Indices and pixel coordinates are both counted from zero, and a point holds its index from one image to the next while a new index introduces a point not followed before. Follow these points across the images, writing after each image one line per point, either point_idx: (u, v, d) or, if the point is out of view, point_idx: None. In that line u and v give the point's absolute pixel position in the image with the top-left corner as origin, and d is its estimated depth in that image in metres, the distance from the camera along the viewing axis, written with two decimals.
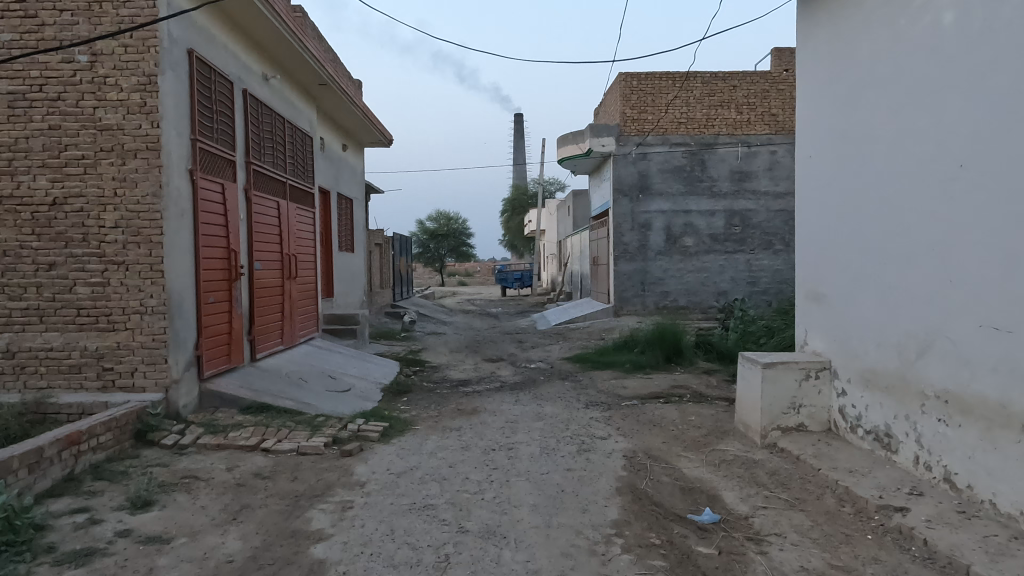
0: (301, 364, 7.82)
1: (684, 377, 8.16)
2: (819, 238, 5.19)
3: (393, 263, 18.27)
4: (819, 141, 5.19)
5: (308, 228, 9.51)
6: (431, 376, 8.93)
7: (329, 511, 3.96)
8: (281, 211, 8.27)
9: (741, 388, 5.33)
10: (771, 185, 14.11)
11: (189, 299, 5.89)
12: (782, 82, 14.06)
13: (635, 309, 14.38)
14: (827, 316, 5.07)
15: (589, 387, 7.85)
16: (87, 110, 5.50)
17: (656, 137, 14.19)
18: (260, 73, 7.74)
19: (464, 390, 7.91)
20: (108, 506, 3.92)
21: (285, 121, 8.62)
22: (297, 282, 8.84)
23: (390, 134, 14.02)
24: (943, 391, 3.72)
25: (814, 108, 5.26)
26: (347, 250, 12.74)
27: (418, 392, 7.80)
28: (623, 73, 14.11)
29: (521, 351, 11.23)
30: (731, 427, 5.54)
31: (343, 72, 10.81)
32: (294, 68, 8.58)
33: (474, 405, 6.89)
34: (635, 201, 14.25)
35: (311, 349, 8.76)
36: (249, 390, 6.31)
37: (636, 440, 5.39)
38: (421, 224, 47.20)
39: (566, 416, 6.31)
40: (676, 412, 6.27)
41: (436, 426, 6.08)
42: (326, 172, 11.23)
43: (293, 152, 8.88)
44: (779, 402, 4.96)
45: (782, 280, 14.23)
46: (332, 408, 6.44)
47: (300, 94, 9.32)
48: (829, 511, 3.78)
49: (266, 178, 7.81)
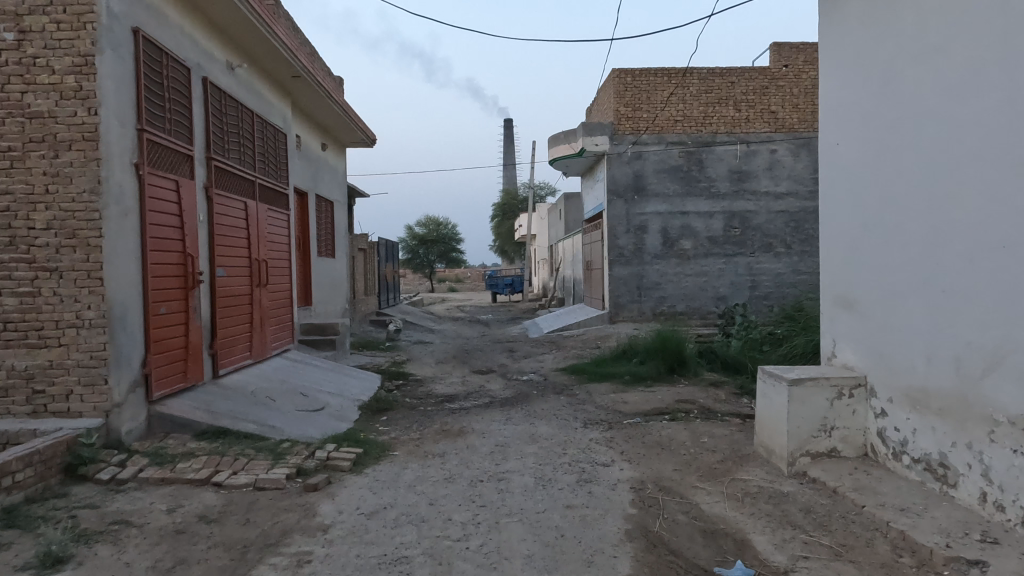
0: (271, 380, 7.12)
1: (690, 390, 7.54)
2: (849, 234, 4.57)
3: (378, 268, 17.60)
4: (848, 126, 4.58)
5: (281, 232, 8.81)
6: (415, 391, 8.23)
7: (280, 568, 3.26)
8: (249, 212, 7.58)
9: (761, 406, 4.71)
10: (772, 186, 13.52)
11: (136, 309, 5.18)
12: (781, 78, 13.47)
13: (631, 315, 13.77)
14: (860, 326, 4.45)
15: (587, 403, 7.19)
16: (14, 95, 4.81)
17: (652, 135, 13.59)
18: (225, 61, 7.06)
19: (451, 407, 7.22)
20: (11, 565, 3.22)
21: (254, 114, 7.93)
22: (268, 290, 8.14)
23: (372, 133, 13.38)
24: (1020, 417, 3.09)
25: (841, 90, 4.64)
26: (327, 255, 12.05)
27: (400, 410, 7.11)
28: (617, 69, 13.52)
29: (513, 362, 10.56)
30: (750, 451, 4.88)
31: (321, 67, 10.22)
32: (264, 57, 7.92)
33: (460, 426, 6.21)
34: (630, 203, 13.66)
35: (283, 363, 8.06)
36: (205, 411, 5.59)
37: (643, 468, 4.72)
38: (410, 230, 46.48)
39: (563, 438, 5.64)
40: (685, 432, 5.62)
41: (417, 451, 5.40)
42: (304, 173, 10.58)
43: (264, 150, 8.20)
44: (808, 424, 4.32)
45: (785, 284, 13.62)
46: (300, 432, 5.71)
47: (272, 87, 8.67)
48: (884, 562, 3.14)
49: (231, 176, 7.13)
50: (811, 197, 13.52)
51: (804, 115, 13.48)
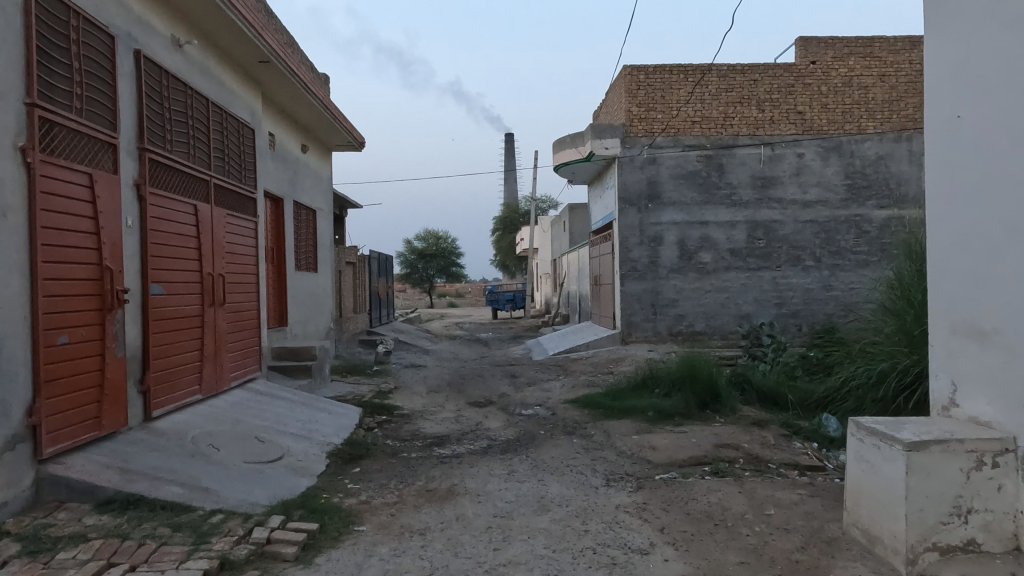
0: (223, 420, 5.86)
1: (730, 430, 6.28)
2: (980, 238, 3.34)
3: (370, 283, 16.38)
4: (978, 91, 3.37)
5: (246, 242, 7.58)
6: (399, 429, 6.96)
7: None
8: (201, 217, 6.34)
9: (856, 475, 3.46)
10: (799, 193, 12.29)
11: (20, 340, 3.90)
12: (809, 76, 12.26)
13: (645, 335, 12.52)
14: (1000, 365, 3.20)
15: (606, 448, 5.93)
16: None
17: (667, 138, 12.40)
18: (169, 35, 5.86)
19: (441, 452, 5.94)
20: None
21: (211, 102, 6.72)
22: (226, 310, 6.89)
23: (360, 137, 12.21)
24: None
25: (969, 43, 3.43)
26: (308, 269, 10.82)
27: (377, 458, 5.84)
28: (629, 65, 12.36)
29: (515, 391, 9.26)
30: (838, 534, 3.60)
31: (298, 58, 9.07)
32: (223, 35, 6.73)
33: (450, 483, 4.93)
34: (643, 212, 12.47)
35: (245, 397, 6.81)
36: (118, 471, 4.29)
37: (696, 558, 3.45)
38: (409, 244, 45.44)
39: (583, 504, 4.37)
40: (740, 495, 4.35)
41: (392, 524, 4.13)
42: (280, 176, 9.39)
43: (224, 145, 6.98)
44: (937, 506, 3.07)
45: (814, 301, 12.33)
46: (245, 496, 4.44)
47: (237, 74, 7.48)
48: None
49: (175, 172, 5.90)
50: (842, 204, 12.29)
51: (834, 116, 12.28)
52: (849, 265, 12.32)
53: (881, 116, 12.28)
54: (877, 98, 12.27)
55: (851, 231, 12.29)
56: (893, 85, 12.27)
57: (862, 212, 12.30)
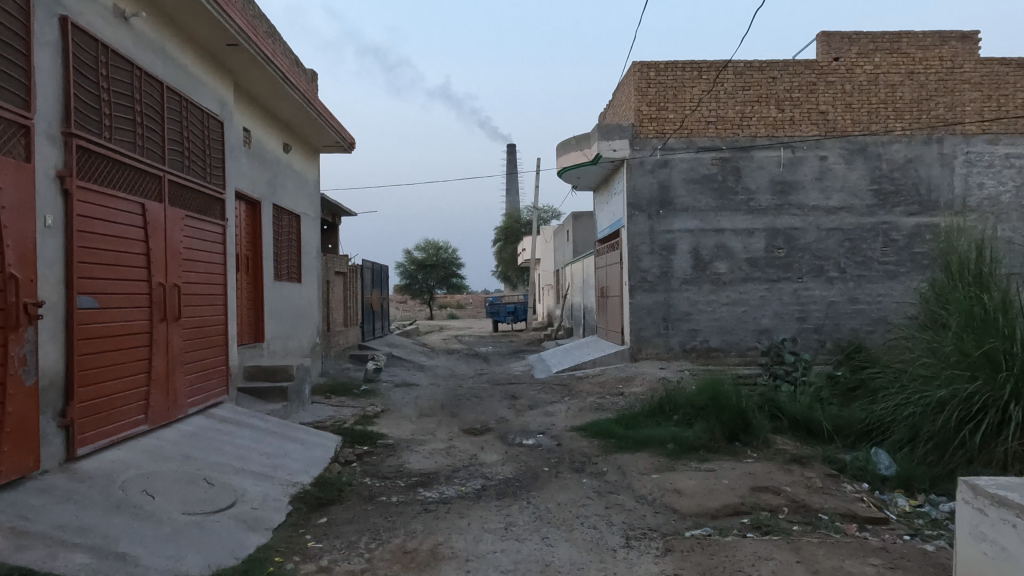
0: (170, 457, 4.95)
1: (766, 470, 5.37)
2: None
3: (364, 294, 15.49)
4: None
5: (212, 248, 6.71)
6: (381, 465, 6.05)
7: None
8: (150, 218, 5.46)
9: (974, 560, 2.55)
10: (822, 199, 11.41)
11: None
12: (832, 73, 11.39)
13: (657, 351, 11.62)
14: None
15: (622, 491, 5.01)
16: None
17: (679, 139, 11.55)
18: (109, 4, 5.02)
19: (426, 496, 5.03)
20: None
21: (167, 87, 5.88)
22: (183, 326, 5.99)
23: (350, 138, 11.38)
24: None
25: None
26: (290, 279, 9.93)
27: (349, 505, 4.92)
28: (639, 62, 11.54)
29: (516, 415, 8.34)
30: None
31: (277, 46, 8.24)
32: (182, 10, 5.90)
33: (434, 542, 4.00)
34: (654, 218, 11.60)
35: (203, 426, 5.90)
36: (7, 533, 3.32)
37: None
38: (409, 255, 44.66)
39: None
40: (800, 567, 3.43)
41: None
42: (257, 178, 8.54)
43: (183, 136, 6.13)
44: None
45: (839, 315, 11.41)
46: (173, 565, 3.53)
47: (201, 59, 6.65)
48: None
49: (115, 164, 5.03)
50: (869, 211, 11.41)
51: (858, 116, 11.42)
52: (876, 276, 11.41)
53: (909, 117, 11.41)
54: (905, 97, 11.41)
55: (878, 239, 11.39)
56: (923, 83, 11.37)
57: (889, 219, 11.40)
